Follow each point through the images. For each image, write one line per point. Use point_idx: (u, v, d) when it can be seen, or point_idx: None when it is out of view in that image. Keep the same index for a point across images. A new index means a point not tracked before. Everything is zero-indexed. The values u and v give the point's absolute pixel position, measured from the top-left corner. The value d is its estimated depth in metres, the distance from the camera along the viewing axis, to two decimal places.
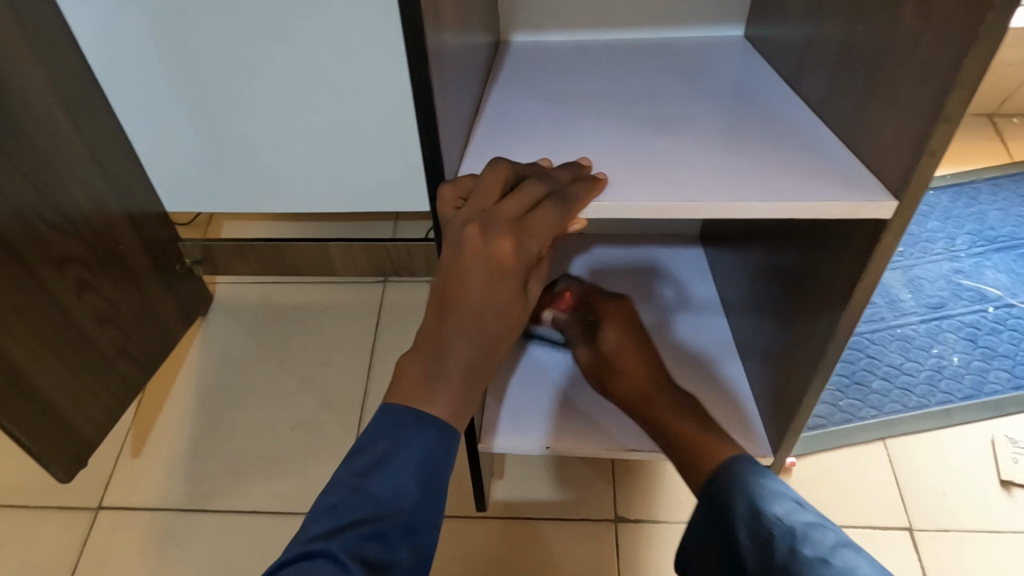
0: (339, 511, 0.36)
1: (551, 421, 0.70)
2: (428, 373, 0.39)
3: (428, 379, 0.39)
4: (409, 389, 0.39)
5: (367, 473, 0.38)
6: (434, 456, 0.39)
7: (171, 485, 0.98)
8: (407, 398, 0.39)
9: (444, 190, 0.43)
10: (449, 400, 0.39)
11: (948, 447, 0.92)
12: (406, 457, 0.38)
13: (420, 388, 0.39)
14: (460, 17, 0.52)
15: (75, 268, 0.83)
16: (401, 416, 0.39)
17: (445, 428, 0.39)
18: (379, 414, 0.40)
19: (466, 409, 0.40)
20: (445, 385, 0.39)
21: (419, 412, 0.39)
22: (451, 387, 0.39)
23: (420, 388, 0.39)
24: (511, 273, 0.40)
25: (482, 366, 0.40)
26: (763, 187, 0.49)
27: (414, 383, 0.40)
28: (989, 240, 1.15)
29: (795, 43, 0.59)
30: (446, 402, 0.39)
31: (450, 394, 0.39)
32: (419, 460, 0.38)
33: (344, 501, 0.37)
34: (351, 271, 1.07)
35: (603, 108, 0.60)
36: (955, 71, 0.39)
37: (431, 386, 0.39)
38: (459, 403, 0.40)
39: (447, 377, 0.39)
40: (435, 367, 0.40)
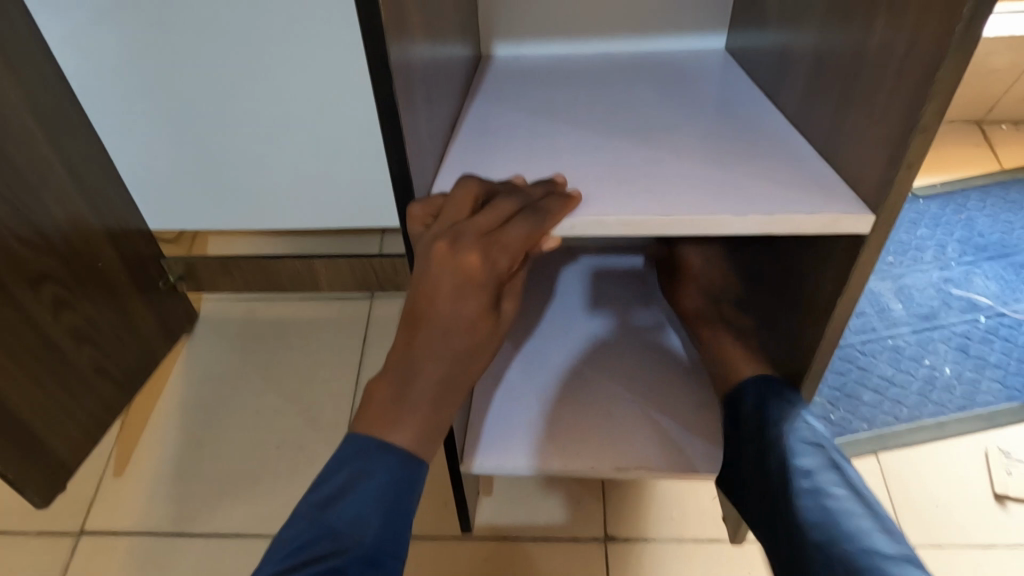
0: (297, 544, 0.35)
1: (535, 439, 0.69)
2: (395, 398, 0.38)
3: (395, 403, 0.38)
4: (374, 417, 0.38)
5: (327, 503, 0.37)
6: (399, 486, 0.38)
7: (152, 507, 0.96)
8: (370, 426, 0.38)
9: (413, 206, 0.41)
10: (417, 426, 0.38)
11: (942, 460, 0.91)
12: (369, 489, 0.37)
13: (387, 413, 0.38)
14: (432, 30, 0.52)
15: (52, 286, 0.82)
16: (364, 444, 0.38)
17: (411, 460, 0.38)
18: (343, 442, 0.39)
19: (433, 439, 0.39)
20: (413, 409, 0.38)
21: (380, 440, 0.38)
22: (418, 411, 0.38)
23: (387, 413, 0.38)
24: (481, 290, 0.39)
25: (451, 389, 0.40)
26: (740, 199, 0.48)
27: (379, 408, 0.39)
28: (980, 247, 1.14)
29: (774, 52, 0.58)
30: (413, 428, 0.38)
31: (417, 419, 0.38)
32: (383, 490, 0.37)
33: (304, 535, 0.36)
34: (337, 287, 1.06)
35: (581, 120, 0.60)
36: (927, 83, 0.38)
37: (398, 411, 0.38)
38: (427, 428, 0.39)
39: (414, 400, 0.38)
40: (402, 390, 0.38)
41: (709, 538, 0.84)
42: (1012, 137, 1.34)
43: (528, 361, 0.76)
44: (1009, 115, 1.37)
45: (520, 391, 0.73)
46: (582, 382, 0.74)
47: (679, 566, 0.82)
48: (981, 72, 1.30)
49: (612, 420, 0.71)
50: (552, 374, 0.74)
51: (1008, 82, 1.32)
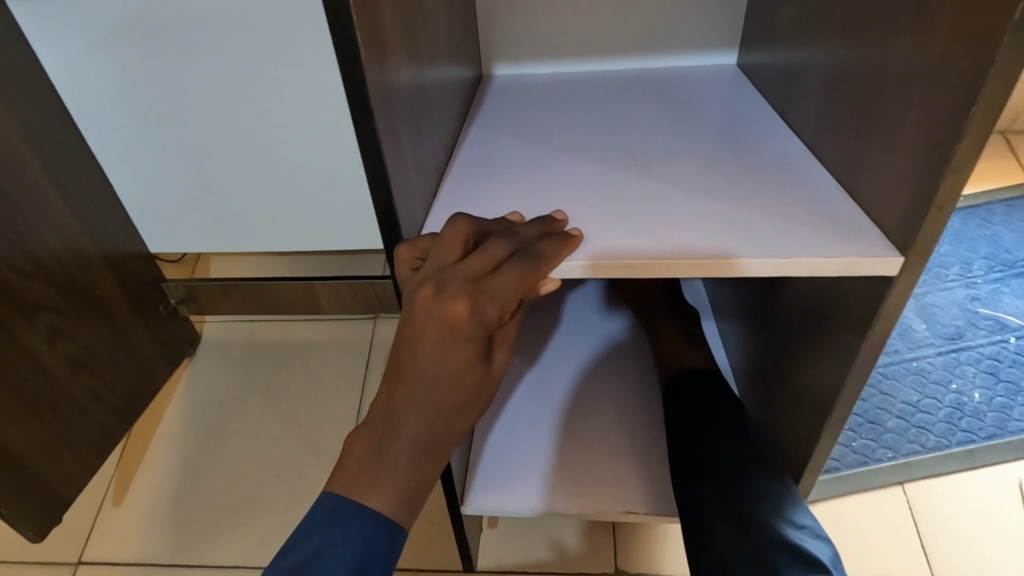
0: None
1: (537, 479, 0.66)
2: (375, 457, 0.36)
3: (372, 463, 0.36)
4: (351, 478, 0.36)
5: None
6: (372, 556, 0.35)
7: (151, 537, 0.94)
8: (347, 487, 0.36)
9: (400, 249, 0.39)
10: (396, 488, 0.36)
11: (972, 492, 0.86)
12: (343, 554, 0.35)
13: (364, 475, 0.36)
14: (423, 58, 0.49)
15: (48, 315, 0.80)
16: (336, 506, 0.36)
17: (387, 525, 0.36)
18: (315, 503, 0.37)
19: (413, 501, 0.37)
20: (392, 470, 0.36)
21: (355, 503, 0.36)
22: (397, 473, 0.36)
23: (365, 475, 0.36)
24: (468, 340, 0.36)
25: (433, 447, 0.37)
26: (751, 236, 0.45)
27: (355, 469, 0.36)
28: (1007, 265, 1.09)
29: (789, 74, 0.55)
30: (392, 491, 0.36)
31: (395, 482, 0.36)
32: (357, 556, 0.35)
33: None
34: (338, 309, 1.04)
35: (584, 146, 0.57)
36: (961, 115, 0.35)
37: (375, 472, 0.36)
38: (406, 493, 0.36)
39: (393, 461, 0.36)
40: (381, 448, 0.36)
41: None
42: None
43: (531, 397, 0.74)
44: None
45: (518, 430, 0.71)
46: (586, 419, 0.71)
47: None
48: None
49: (618, 459, 0.68)
50: (556, 412, 0.72)
51: None
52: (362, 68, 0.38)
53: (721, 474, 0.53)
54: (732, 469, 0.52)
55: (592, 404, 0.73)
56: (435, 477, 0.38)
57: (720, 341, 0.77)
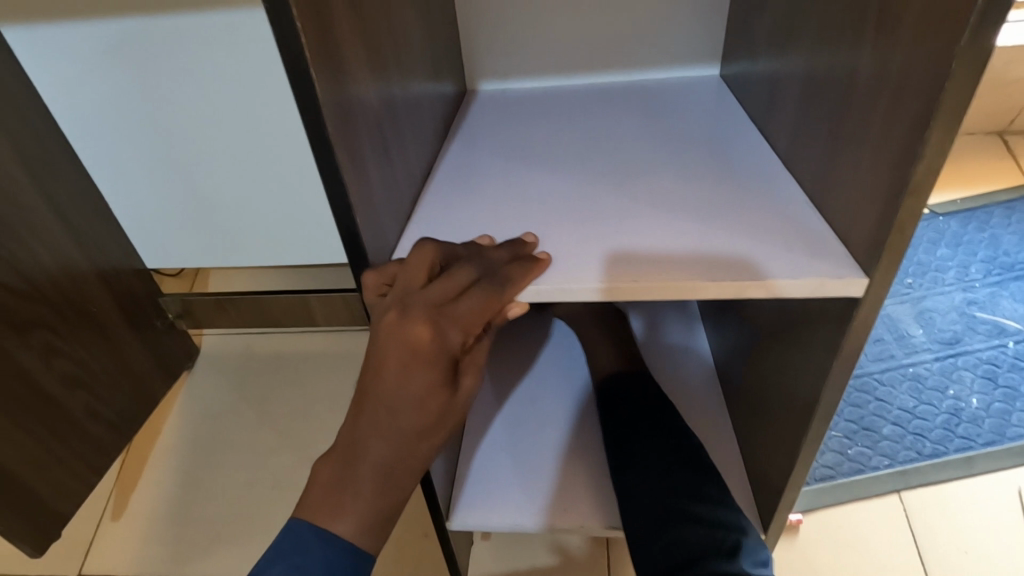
0: None
1: (523, 494, 0.67)
2: (340, 484, 0.37)
3: (336, 490, 0.37)
4: (316, 507, 0.37)
5: None
6: None
7: (149, 549, 0.95)
8: (313, 515, 0.37)
9: (366, 276, 0.39)
10: (359, 515, 0.37)
11: (970, 500, 0.85)
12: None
13: (328, 504, 0.37)
14: (392, 81, 0.50)
15: (43, 333, 0.81)
16: (302, 533, 0.37)
17: (352, 550, 0.37)
18: (283, 530, 0.38)
19: (377, 528, 0.38)
20: (357, 498, 0.37)
21: (321, 532, 0.36)
22: (362, 501, 0.37)
23: (330, 502, 0.37)
24: (430, 365, 0.37)
25: (400, 471, 0.38)
26: (721, 254, 0.45)
27: (320, 497, 0.37)
28: (1005, 267, 1.08)
29: (766, 88, 0.55)
30: (356, 519, 0.37)
31: (360, 509, 0.37)
32: None
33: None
34: (333, 322, 1.04)
35: (558, 162, 0.57)
36: (919, 135, 0.35)
37: (339, 500, 0.37)
38: (370, 522, 0.37)
39: (357, 489, 0.37)
40: (346, 474, 0.37)
41: None
42: None
43: (518, 411, 0.74)
44: None
45: (504, 445, 0.71)
46: (571, 432, 0.72)
47: None
48: (1001, 82, 1.23)
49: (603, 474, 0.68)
50: (543, 427, 0.72)
51: None
52: (318, 95, 0.38)
53: (675, 477, 0.53)
54: (683, 475, 0.53)
55: (577, 417, 0.73)
56: (400, 504, 0.39)
57: (708, 355, 0.79)
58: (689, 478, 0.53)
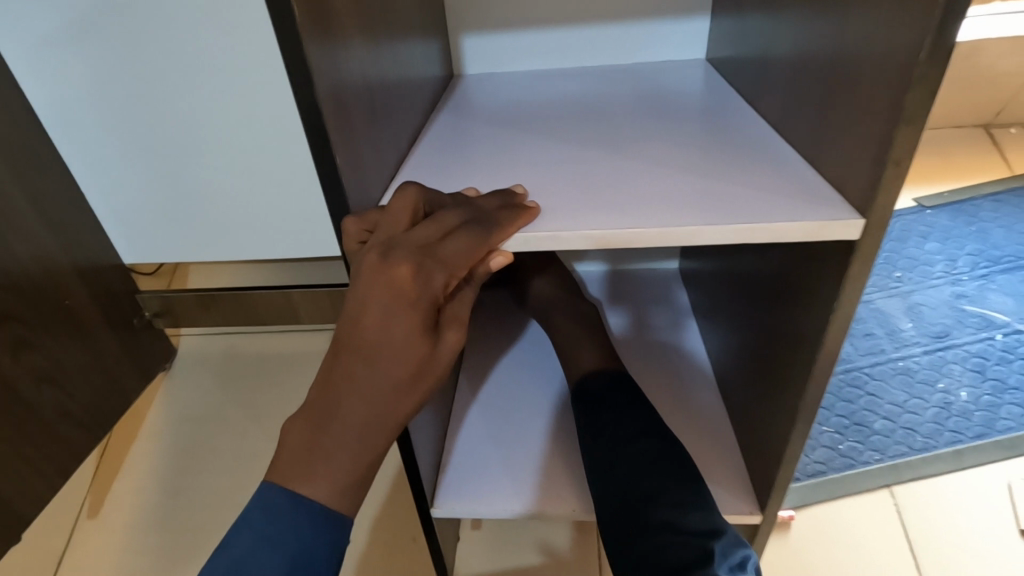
0: None
1: (511, 479, 0.64)
2: (308, 446, 0.34)
3: (305, 452, 0.34)
4: (288, 471, 0.35)
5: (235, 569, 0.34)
6: (312, 543, 0.35)
7: (126, 557, 0.91)
8: (284, 478, 0.35)
9: (345, 223, 0.38)
10: (332, 477, 0.34)
11: (961, 494, 0.84)
12: (288, 547, 0.34)
13: (297, 467, 0.34)
14: (380, 41, 0.50)
15: (13, 324, 0.77)
16: (275, 500, 0.34)
17: (328, 513, 0.35)
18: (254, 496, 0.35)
19: (357, 488, 0.36)
20: (332, 459, 0.34)
21: (294, 496, 0.34)
22: (336, 462, 0.35)
23: (302, 464, 0.34)
24: (412, 309, 0.35)
25: (377, 430, 0.35)
26: (716, 207, 0.44)
27: (289, 460, 0.35)
28: (993, 260, 1.09)
29: (754, 57, 0.55)
30: (329, 482, 0.34)
31: (336, 472, 0.35)
32: (299, 550, 0.34)
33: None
34: (316, 318, 1.02)
35: (549, 133, 0.57)
36: (912, 65, 0.34)
37: (312, 462, 0.34)
38: (345, 485, 0.35)
39: (328, 450, 0.34)
40: (318, 433, 0.35)
41: None
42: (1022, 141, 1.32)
43: (507, 394, 0.73)
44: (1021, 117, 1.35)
45: (489, 433, 0.69)
46: (560, 415, 0.70)
47: None
48: (986, 78, 1.28)
49: None
50: (532, 412, 0.71)
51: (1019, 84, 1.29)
52: (302, 30, 0.37)
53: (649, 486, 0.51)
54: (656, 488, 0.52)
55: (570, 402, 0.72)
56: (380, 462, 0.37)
57: (698, 341, 0.78)
58: (662, 483, 0.51)
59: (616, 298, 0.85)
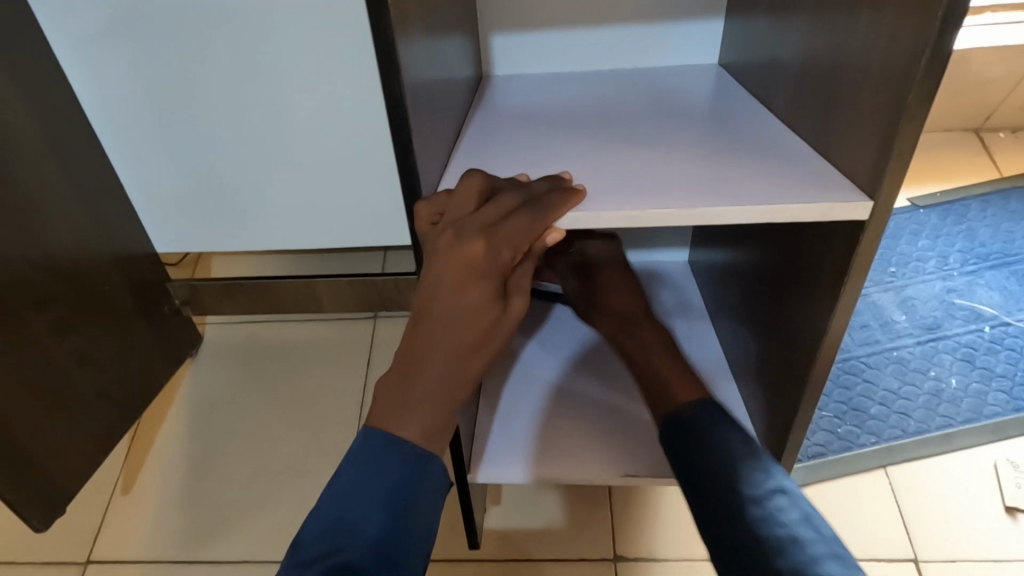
0: (322, 540, 0.37)
1: (543, 451, 0.72)
2: (400, 395, 0.41)
3: (396, 400, 0.41)
4: (383, 416, 0.41)
5: (341, 503, 0.39)
6: (407, 480, 0.40)
7: (160, 533, 0.95)
8: (381, 422, 0.41)
9: (418, 207, 0.44)
10: (421, 421, 0.41)
11: (951, 474, 0.90)
12: (385, 483, 0.39)
13: (390, 414, 0.41)
14: (429, 44, 0.55)
15: (56, 308, 0.81)
16: (375, 441, 0.40)
17: (420, 452, 0.41)
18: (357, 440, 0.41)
19: (440, 432, 0.42)
20: (419, 405, 0.41)
21: (390, 436, 0.40)
22: (422, 409, 0.41)
23: (394, 411, 0.41)
24: (483, 278, 0.42)
25: (456, 381, 0.42)
26: (740, 193, 0.51)
27: (384, 407, 0.41)
28: (981, 257, 1.16)
29: (765, 61, 0.61)
30: (418, 425, 0.41)
31: (423, 416, 0.41)
32: (395, 486, 0.39)
33: (323, 535, 0.38)
34: (340, 307, 1.06)
35: (580, 129, 0.62)
36: (913, 68, 0.41)
37: (402, 409, 0.41)
38: (432, 427, 0.41)
39: (415, 399, 0.41)
40: (407, 384, 0.41)
41: None
42: (1010, 145, 1.38)
43: (536, 369, 0.80)
44: (1007, 123, 1.42)
45: (518, 412, 0.76)
46: (582, 390, 0.78)
47: None
48: (975, 85, 1.35)
49: (616, 430, 0.73)
50: (557, 388, 0.78)
51: (1006, 90, 1.36)
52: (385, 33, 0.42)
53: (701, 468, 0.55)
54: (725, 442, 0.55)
55: (592, 379, 0.79)
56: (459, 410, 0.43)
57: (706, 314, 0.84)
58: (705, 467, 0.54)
59: None
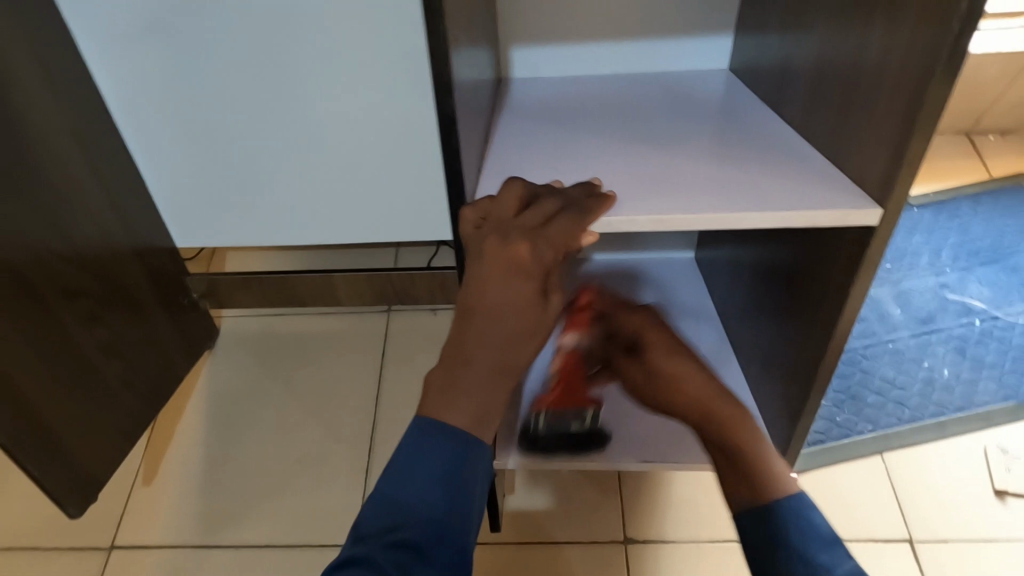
0: (384, 517, 0.43)
1: (565, 439, 0.75)
2: (451, 385, 0.45)
3: (448, 390, 0.45)
4: (435, 404, 0.45)
5: (397, 485, 0.44)
6: (455, 465, 0.45)
7: (184, 519, 0.98)
8: (433, 411, 0.45)
9: (465, 211, 0.50)
10: (471, 409, 0.45)
11: (943, 459, 0.95)
12: (436, 466, 0.44)
13: (443, 401, 0.45)
14: (463, 53, 0.58)
15: (85, 300, 0.84)
16: (424, 428, 0.45)
17: (467, 438, 0.45)
18: (407, 429, 0.46)
19: (487, 421, 0.46)
20: (469, 393, 0.45)
21: (441, 423, 0.45)
22: (468, 396, 0.45)
23: (448, 399, 0.45)
24: (524, 275, 0.47)
25: (500, 372, 0.46)
26: (759, 197, 0.54)
27: (437, 396, 0.46)
28: (973, 253, 1.20)
29: (777, 70, 0.64)
30: (469, 412, 0.45)
31: (473, 403, 0.45)
32: (444, 469, 0.44)
33: (382, 513, 0.43)
34: (357, 300, 1.09)
35: (602, 132, 0.65)
36: (925, 84, 0.44)
37: (453, 397, 0.45)
38: (481, 415, 0.45)
39: (467, 389, 0.45)
40: (459, 375, 0.46)
41: (721, 538, 0.90)
42: (1001, 146, 1.42)
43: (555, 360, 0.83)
44: (998, 124, 1.46)
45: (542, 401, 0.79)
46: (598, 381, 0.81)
47: (693, 565, 0.88)
48: (969, 86, 1.39)
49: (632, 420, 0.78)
50: None
51: (998, 91, 1.40)
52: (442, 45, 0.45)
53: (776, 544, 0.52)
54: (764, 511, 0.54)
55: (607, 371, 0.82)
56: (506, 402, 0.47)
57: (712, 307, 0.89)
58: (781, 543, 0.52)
59: (634, 272, 0.96)
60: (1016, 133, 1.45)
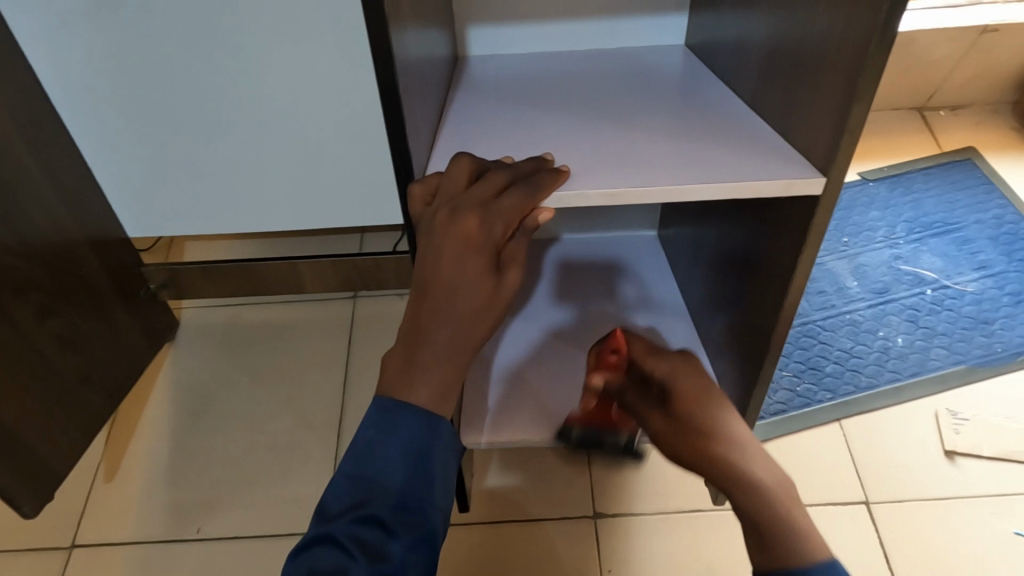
0: (350, 495, 0.43)
1: (529, 414, 0.76)
2: (409, 361, 0.46)
3: (405, 368, 0.46)
4: (393, 383, 0.46)
5: (360, 462, 0.44)
6: (417, 440, 0.45)
7: (150, 513, 0.96)
8: (391, 390, 0.46)
9: (414, 187, 0.50)
10: (431, 384, 0.45)
11: (898, 424, 0.98)
12: (399, 443, 0.45)
13: (402, 379, 0.45)
14: (411, 29, 0.56)
15: (35, 293, 0.81)
16: (384, 405, 0.45)
17: (427, 415, 0.45)
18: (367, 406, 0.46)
19: (445, 398, 0.46)
20: (426, 370, 0.45)
21: (400, 401, 0.45)
22: (430, 374, 0.45)
23: (404, 377, 0.45)
24: (479, 251, 0.47)
25: (462, 350, 0.46)
26: (711, 169, 0.55)
27: (396, 374, 0.46)
28: (925, 226, 1.24)
29: (730, 45, 0.65)
30: (427, 387, 0.45)
31: (430, 381, 0.45)
32: (408, 444, 0.45)
33: (346, 492, 0.43)
34: (321, 288, 1.08)
35: (558, 109, 0.65)
36: (864, 53, 0.45)
37: (412, 374, 0.45)
38: (439, 390, 0.46)
39: (425, 365, 0.45)
40: (415, 351, 0.46)
41: (688, 508, 0.92)
42: (951, 122, 1.46)
43: (518, 340, 0.84)
44: (950, 100, 1.50)
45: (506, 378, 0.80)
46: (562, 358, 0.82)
47: (662, 535, 0.90)
48: (921, 63, 1.42)
49: None
50: (540, 355, 0.82)
51: (948, 68, 1.43)
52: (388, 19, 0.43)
53: None
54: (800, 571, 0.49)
55: (572, 348, 0.83)
56: (462, 378, 0.47)
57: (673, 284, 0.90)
58: None
59: (599, 251, 0.96)
60: (965, 108, 1.49)
